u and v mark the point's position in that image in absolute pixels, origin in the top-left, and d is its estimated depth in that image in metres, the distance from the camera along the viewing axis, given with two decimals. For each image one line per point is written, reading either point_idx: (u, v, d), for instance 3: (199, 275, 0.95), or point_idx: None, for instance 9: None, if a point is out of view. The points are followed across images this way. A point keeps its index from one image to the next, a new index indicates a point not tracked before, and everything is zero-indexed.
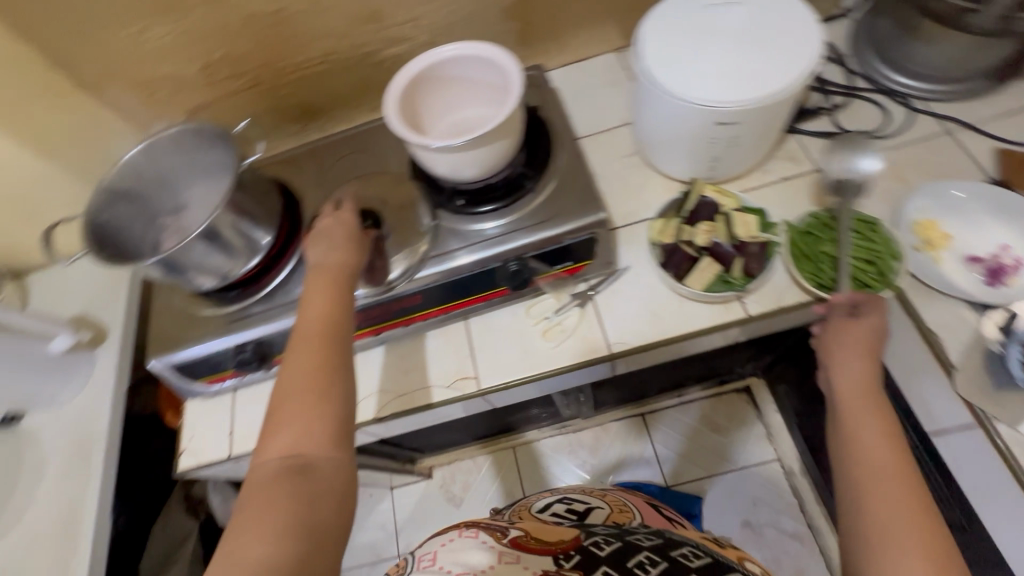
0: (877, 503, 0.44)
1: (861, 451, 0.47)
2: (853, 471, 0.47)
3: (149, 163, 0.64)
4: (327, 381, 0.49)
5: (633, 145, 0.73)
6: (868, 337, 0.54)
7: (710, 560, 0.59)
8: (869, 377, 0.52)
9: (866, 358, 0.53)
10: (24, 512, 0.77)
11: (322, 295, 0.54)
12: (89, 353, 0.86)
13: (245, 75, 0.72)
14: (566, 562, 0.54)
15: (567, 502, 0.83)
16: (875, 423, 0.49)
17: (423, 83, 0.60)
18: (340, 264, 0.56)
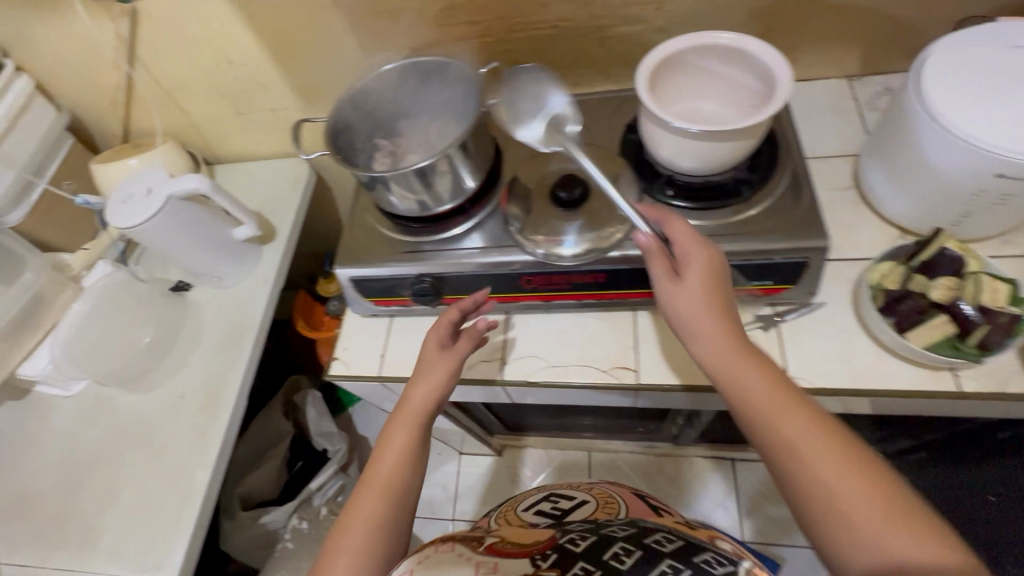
0: (859, 539, 0.39)
1: (819, 468, 0.42)
2: (813, 491, 0.42)
3: (393, 83, 0.69)
4: (390, 504, 0.54)
5: (851, 179, 0.69)
6: (691, 299, 0.51)
7: (681, 545, 0.51)
8: (729, 364, 0.49)
9: (757, 360, 0.48)
10: (177, 371, 0.85)
11: (401, 430, 0.58)
12: (257, 248, 0.93)
13: (477, 25, 0.75)
14: (543, 563, 0.48)
15: (553, 502, 0.74)
16: (809, 428, 0.44)
17: (676, 62, 0.57)
18: (422, 403, 0.59)
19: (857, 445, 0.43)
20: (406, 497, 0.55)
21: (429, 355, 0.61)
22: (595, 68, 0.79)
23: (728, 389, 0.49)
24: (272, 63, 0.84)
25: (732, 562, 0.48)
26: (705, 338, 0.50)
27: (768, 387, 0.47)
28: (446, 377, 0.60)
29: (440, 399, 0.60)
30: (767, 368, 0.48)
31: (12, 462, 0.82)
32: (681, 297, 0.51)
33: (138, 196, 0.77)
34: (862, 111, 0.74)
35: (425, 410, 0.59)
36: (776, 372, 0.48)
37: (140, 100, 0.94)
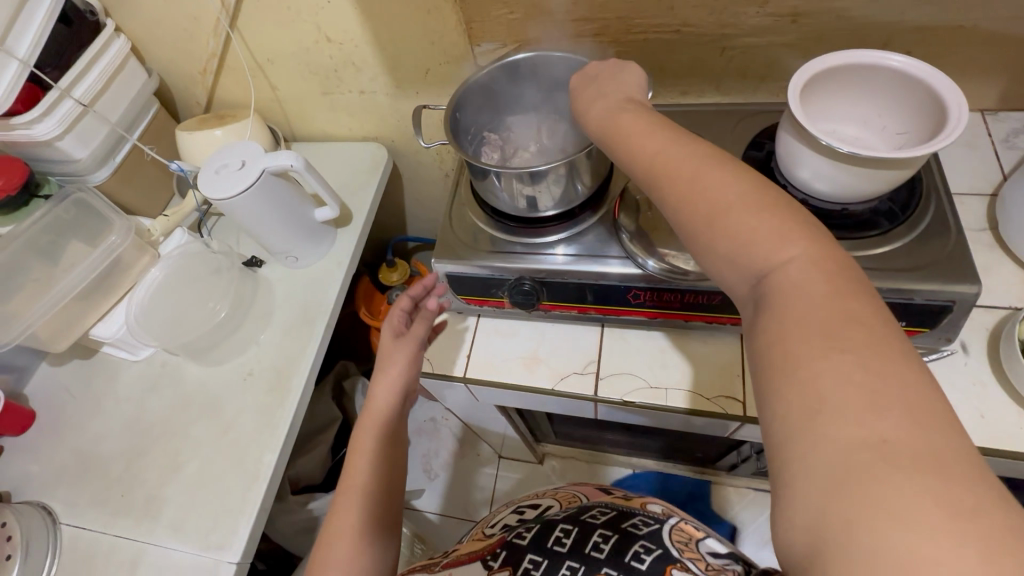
0: (824, 430, 0.30)
1: (815, 358, 0.32)
2: (799, 384, 0.32)
3: (519, 73, 0.66)
4: (371, 505, 0.54)
5: (985, 220, 0.64)
6: (702, 162, 0.41)
7: (615, 514, 0.56)
8: (719, 214, 0.39)
9: (779, 230, 0.37)
10: (247, 348, 0.84)
11: (368, 440, 0.57)
12: (333, 231, 0.92)
13: (595, 23, 0.72)
14: (496, 563, 0.54)
15: (519, 514, 0.66)
16: (812, 294, 0.34)
17: (834, 78, 0.54)
18: (387, 405, 0.60)
19: (876, 320, 0.33)
20: (391, 489, 0.57)
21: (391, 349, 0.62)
22: (709, 77, 0.75)
23: (710, 248, 0.39)
24: (371, 45, 0.82)
25: (659, 520, 0.54)
26: (717, 193, 0.39)
27: (802, 270, 0.35)
28: (405, 371, 0.61)
29: (402, 396, 0.61)
30: (794, 238, 0.37)
31: (78, 422, 0.82)
32: (704, 176, 0.40)
33: (231, 168, 0.76)
34: (997, 148, 0.69)
35: (389, 410, 0.59)
36: (798, 254, 0.36)
37: (230, 71, 0.93)
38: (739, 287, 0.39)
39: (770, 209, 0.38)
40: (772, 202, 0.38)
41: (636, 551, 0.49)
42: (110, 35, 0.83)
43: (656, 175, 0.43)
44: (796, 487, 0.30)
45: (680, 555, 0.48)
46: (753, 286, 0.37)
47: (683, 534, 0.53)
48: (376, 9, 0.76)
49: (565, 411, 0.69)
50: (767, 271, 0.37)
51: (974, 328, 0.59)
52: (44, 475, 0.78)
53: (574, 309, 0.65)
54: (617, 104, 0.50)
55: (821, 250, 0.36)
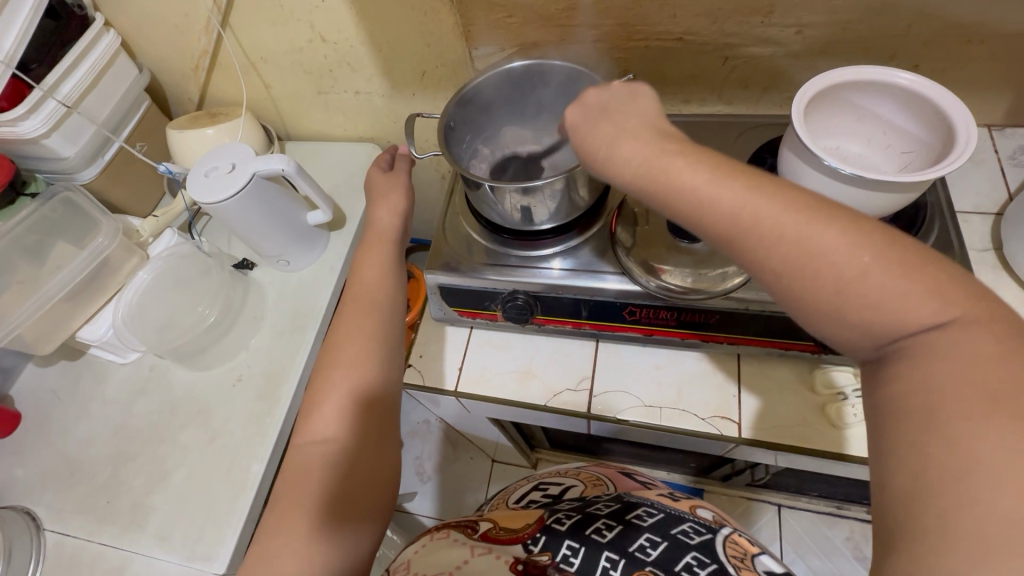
0: (979, 502, 0.29)
1: (972, 425, 0.30)
2: (948, 453, 0.30)
3: (516, 81, 0.64)
4: (374, 314, 0.61)
5: (989, 240, 0.63)
6: (810, 217, 0.36)
7: (663, 517, 0.50)
8: (843, 276, 0.35)
9: (929, 291, 0.33)
10: (236, 354, 0.83)
11: (375, 253, 0.66)
12: (326, 234, 0.90)
13: (595, 29, 0.70)
14: (535, 547, 0.48)
15: (543, 491, 0.64)
16: (961, 360, 0.32)
17: (837, 93, 0.52)
18: (389, 226, 0.68)
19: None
20: (391, 298, 0.63)
21: (383, 187, 0.70)
22: (711, 86, 0.74)
23: (823, 311, 0.36)
24: (367, 45, 0.80)
25: (709, 530, 0.48)
26: (834, 252, 0.35)
27: (959, 338, 0.32)
28: (401, 201, 0.70)
29: (404, 221, 0.69)
30: (940, 298, 0.33)
31: (65, 425, 0.80)
32: (811, 237, 0.35)
33: (221, 171, 0.74)
34: (1003, 165, 0.68)
35: (393, 229, 0.68)
36: (947, 322, 0.33)
37: (222, 68, 0.91)
38: (863, 348, 0.36)
39: (914, 267, 0.34)
40: (915, 261, 0.34)
41: (688, 563, 0.43)
42: (99, 31, 0.81)
43: (743, 238, 0.38)
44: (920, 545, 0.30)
45: (738, 573, 0.42)
46: (882, 347, 0.35)
47: (737, 547, 0.46)
48: (372, 9, 0.74)
49: (558, 424, 0.68)
50: (906, 336, 0.34)
51: None
52: (29, 480, 0.77)
53: (568, 324, 0.64)
54: (661, 138, 0.43)
55: (984, 315, 0.33)
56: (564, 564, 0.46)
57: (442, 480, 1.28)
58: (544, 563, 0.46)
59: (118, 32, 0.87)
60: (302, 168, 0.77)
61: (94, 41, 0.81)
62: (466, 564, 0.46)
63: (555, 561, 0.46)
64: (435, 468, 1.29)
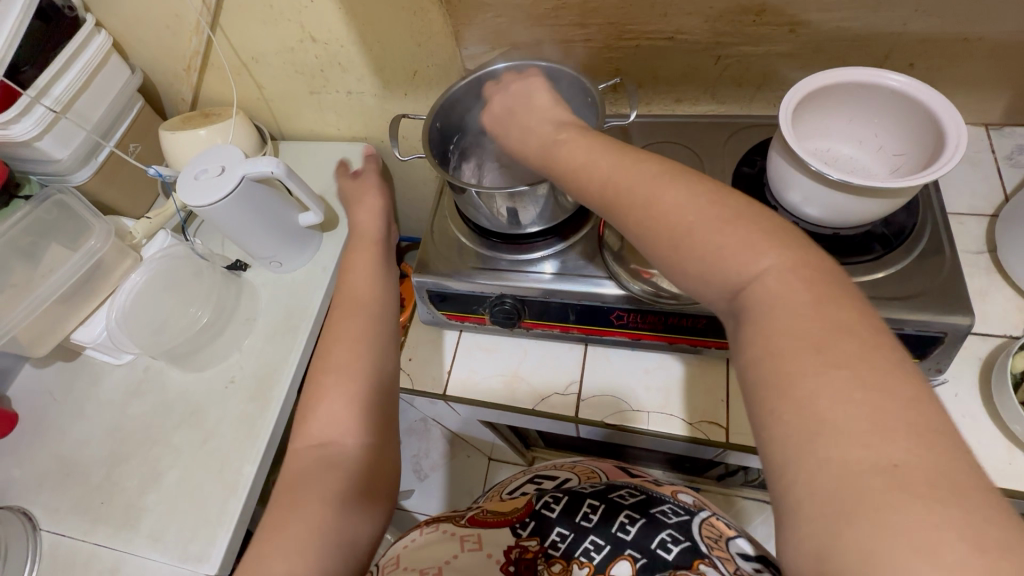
0: (830, 457, 0.30)
1: (803, 373, 0.32)
2: (791, 410, 0.31)
3: (503, 82, 0.64)
4: (368, 311, 0.62)
5: (984, 243, 0.62)
6: (676, 193, 0.41)
7: (644, 498, 0.50)
8: (680, 233, 0.39)
9: (752, 243, 0.37)
10: (228, 355, 0.83)
11: (363, 254, 0.68)
12: (319, 235, 0.90)
13: (586, 28, 0.69)
14: (524, 532, 0.48)
15: (535, 485, 0.60)
16: (790, 309, 0.34)
17: (825, 95, 0.51)
18: (373, 231, 0.71)
19: (861, 330, 0.33)
20: (384, 296, 0.64)
21: (362, 198, 0.74)
22: (703, 85, 0.73)
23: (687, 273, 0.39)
24: (357, 45, 0.79)
25: (689, 511, 0.48)
26: (674, 215, 0.40)
27: (776, 283, 0.35)
28: (379, 200, 0.75)
29: (385, 222, 0.74)
30: (765, 250, 0.37)
31: (60, 426, 0.81)
32: (659, 202, 0.41)
33: (211, 173, 0.74)
34: (1000, 165, 0.67)
35: (378, 228, 0.72)
36: (772, 264, 0.36)
37: (214, 69, 0.90)
38: (719, 302, 0.39)
39: (740, 222, 0.38)
40: (735, 213, 0.38)
41: (662, 540, 0.44)
42: (90, 32, 0.81)
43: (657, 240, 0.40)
44: (802, 518, 0.30)
45: (709, 552, 0.43)
46: (730, 299, 0.37)
47: (713, 529, 0.47)
48: (361, 10, 0.74)
49: (548, 428, 0.68)
50: (741, 286, 0.37)
51: (967, 358, 0.57)
52: (25, 481, 0.77)
53: (557, 328, 0.63)
54: (555, 130, 0.52)
55: (797, 261, 0.36)
56: (551, 551, 0.46)
57: (439, 478, 1.28)
58: (533, 552, 0.46)
59: (110, 33, 0.87)
60: (291, 169, 0.77)
61: (85, 43, 0.81)
62: (456, 559, 0.45)
63: (543, 549, 0.46)
64: (432, 467, 1.29)
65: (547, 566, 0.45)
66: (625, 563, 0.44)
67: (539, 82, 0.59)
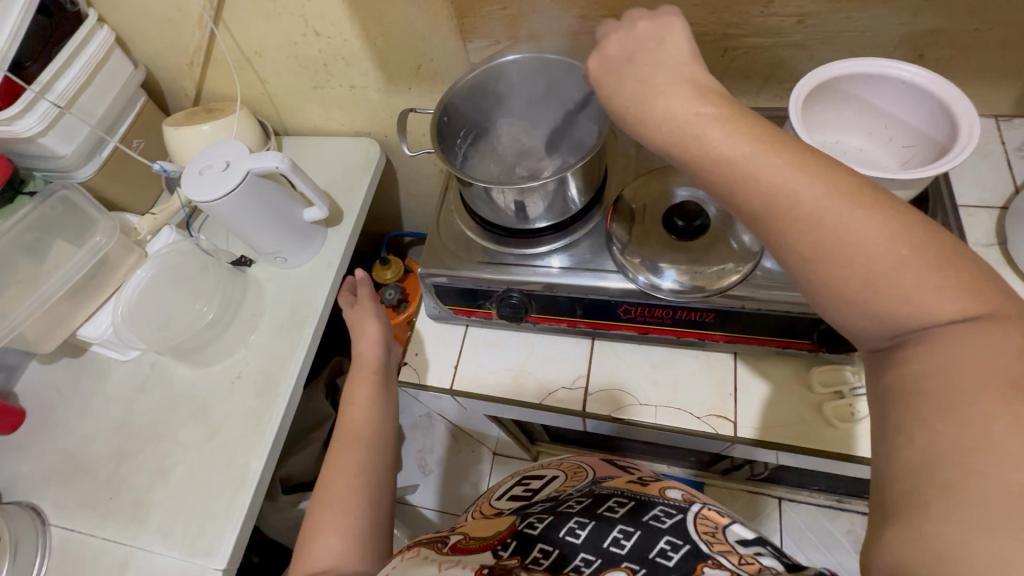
0: (978, 475, 0.28)
1: (988, 421, 0.29)
2: (952, 426, 0.30)
3: (510, 75, 0.63)
4: (369, 449, 0.58)
5: (993, 235, 0.62)
6: (850, 205, 0.36)
7: (635, 505, 0.48)
8: (876, 267, 0.34)
9: (946, 286, 0.33)
10: (234, 351, 0.83)
11: (364, 385, 0.62)
12: (323, 231, 0.90)
13: (592, 20, 0.69)
14: (505, 552, 0.44)
15: (523, 486, 0.62)
16: (972, 350, 0.32)
17: (836, 86, 0.51)
18: (373, 353, 0.65)
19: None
20: (386, 433, 0.61)
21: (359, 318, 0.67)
22: (710, 78, 0.72)
23: (845, 299, 0.36)
24: (361, 39, 0.79)
25: (681, 509, 0.47)
26: (861, 233, 0.35)
27: (970, 333, 0.32)
28: (381, 324, 0.66)
29: (386, 345, 0.66)
30: (964, 295, 0.33)
31: (67, 422, 0.81)
32: (831, 213, 0.36)
33: (216, 169, 0.74)
34: (1009, 157, 0.66)
35: (379, 357, 0.64)
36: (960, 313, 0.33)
37: (217, 63, 0.90)
38: (876, 338, 0.36)
39: (946, 264, 0.34)
40: (941, 257, 0.34)
41: (662, 548, 0.42)
42: (93, 26, 0.80)
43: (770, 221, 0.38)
44: (919, 517, 0.29)
45: (711, 549, 0.42)
46: (894, 337, 0.35)
47: (709, 522, 0.46)
48: (365, 4, 0.73)
49: (554, 423, 0.68)
50: (911, 327, 0.34)
51: None
52: (34, 475, 0.78)
53: (563, 322, 0.63)
54: (662, 113, 0.41)
55: (998, 313, 0.33)
56: (533, 564, 0.41)
57: (442, 472, 1.28)
58: (512, 565, 0.41)
59: (112, 27, 0.86)
60: (296, 164, 0.76)
61: (88, 38, 0.80)
62: None
63: (524, 562, 0.42)
64: (436, 461, 1.29)
65: (527, 573, 0.40)
66: (621, 574, 0.40)
67: (678, 28, 0.45)
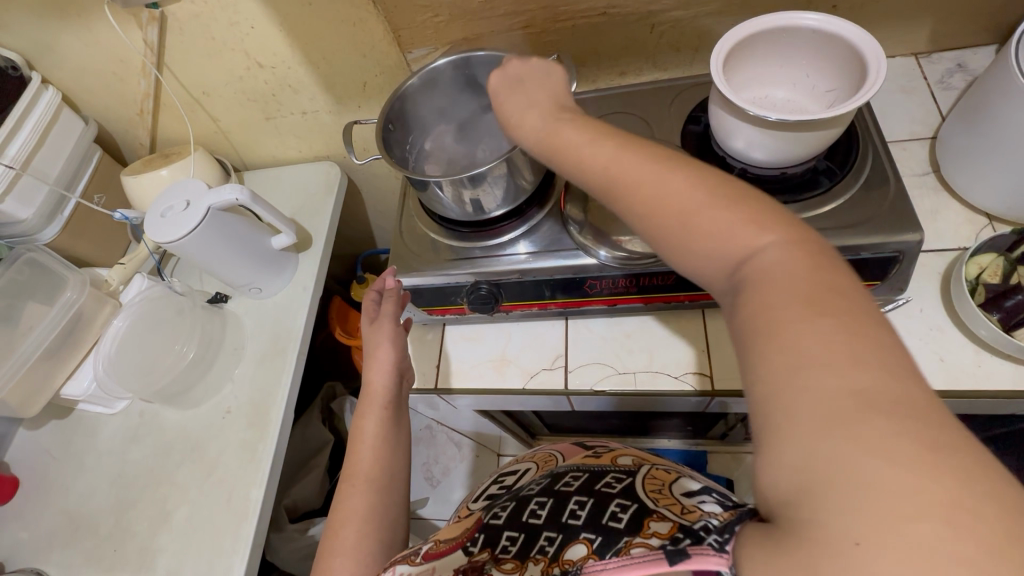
0: (808, 391, 0.27)
1: (802, 338, 0.28)
2: (777, 354, 0.29)
3: (447, 77, 0.66)
4: (378, 488, 0.57)
5: (930, 164, 0.65)
6: (668, 164, 0.37)
7: (588, 476, 0.49)
8: (689, 214, 0.34)
9: (749, 218, 0.33)
10: (224, 384, 0.84)
11: (372, 420, 0.60)
12: (295, 255, 0.91)
13: (522, 15, 0.71)
14: (475, 548, 0.46)
15: (498, 484, 0.62)
16: (781, 273, 0.31)
17: (748, 45, 0.54)
18: (383, 384, 0.62)
19: (854, 293, 0.30)
20: (394, 472, 0.58)
21: (370, 341, 0.64)
22: (643, 55, 0.75)
23: (678, 249, 0.35)
24: (303, 65, 0.80)
25: (630, 473, 0.47)
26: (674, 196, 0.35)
27: (777, 258, 0.32)
28: (393, 350, 0.63)
29: (397, 374, 0.63)
30: (761, 225, 0.33)
31: (62, 483, 0.81)
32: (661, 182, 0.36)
33: (177, 209, 0.75)
34: (934, 90, 0.70)
35: (389, 388, 0.61)
36: (774, 240, 0.32)
37: (167, 109, 0.91)
38: (715, 280, 0.35)
39: (735, 202, 0.34)
40: (741, 194, 0.35)
41: (613, 512, 0.41)
42: (38, 88, 0.81)
43: (615, 191, 0.38)
44: (774, 446, 0.27)
45: (656, 505, 0.40)
46: (729, 277, 0.33)
47: (656, 480, 0.46)
48: (301, 29, 0.74)
49: (540, 407, 0.70)
50: (739, 262, 0.33)
51: (925, 275, 0.59)
52: (35, 541, 0.77)
53: (535, 306, 0.65)
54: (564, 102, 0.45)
55: (797, 236, 0.33)
56: (503, 554, 0.44)
57: (451, 481, 1.27)
58: (483, 560, 0.44)
59: (58, 87, 0.87)
60: (256, 194, 0.77)
61: (34, 100, 0.81)
62: None
63: (494, 554, 0.44)
64: (443, 471, 1.28)
65: (496, 567, 0.43)
66: (580, 546, 0.39)
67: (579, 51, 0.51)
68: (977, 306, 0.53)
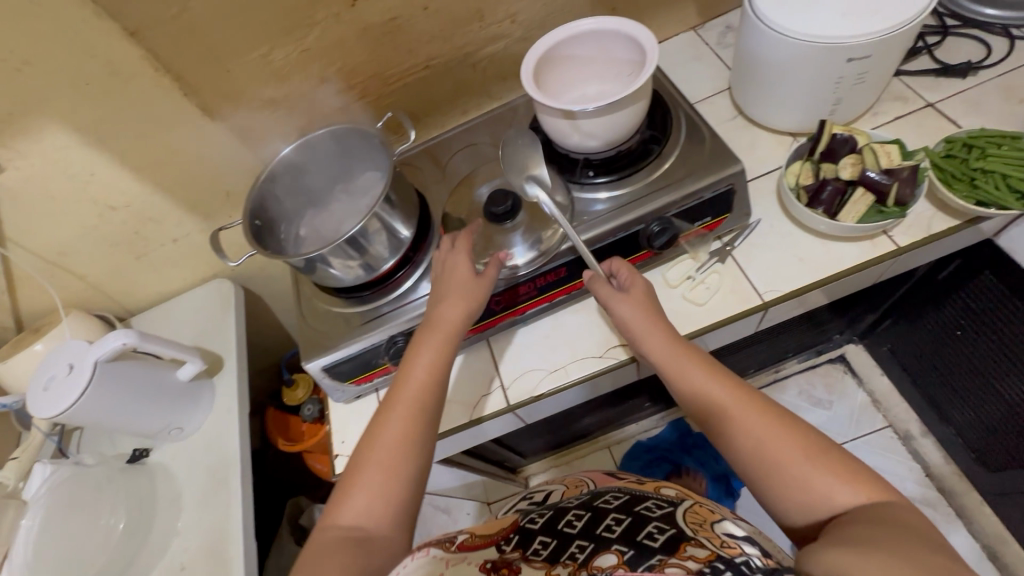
0: (882, 550, 0.34)
1: (886, 537, 0.36)
2: (865, 535, 0.36)
3: (300, 161, 0.69)
4: (425, 421, 0.52)
5: (734, 108, 0.76)
6: (772, 414, 0.47)
7: (628, 498, 0.52)
8: (788, 464, 0.44)
9: (848, 485, 0.42)
10: (169, 544, 0.77)
11: (430, 350, 0.55)
12: (208, 382, 0.87)
13: (355, 87, 0.77)
14: (507, 547, 0.50)
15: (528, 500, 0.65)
16: (875, 517, 0.39)
17: (548, 59, 0.61)
18: (454, 324, 0.57)
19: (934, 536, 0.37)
20: (439, 411, 0.54)
21: (457, 278, 0.59)
22: (476, 91, 0.83)
23: (771, 482, 0.45)
24: (159, 194, 0.79)
25: (674, 503, 0.50)
26: (773, 441, 0.45)
27: (873, 515, 0.39)
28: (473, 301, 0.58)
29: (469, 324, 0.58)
30: (866, 495, 0.41)
31: None
32: (767, 429, 0.46)
33: (60, 376, 0.71)
34: (716, 51, 0.82)
35: (457, 332, 0.57)
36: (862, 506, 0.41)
37: (24, 282, 0.85)
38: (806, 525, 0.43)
39: (838, 465, 0.43)
40: (857, 472, 0.43)
41: (649, 531, 0.44)
42: None
43: (728, 421, 0.48)
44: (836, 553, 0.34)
45: (694, 532, 0.43)
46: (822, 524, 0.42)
47: (698, 514, 0.47)
48: (147, 161, 0.75)
49: (494, 433, 0.71)
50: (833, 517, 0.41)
51: (765, 196, 0.68)
52: None
53: None
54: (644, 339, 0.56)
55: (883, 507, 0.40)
56: (533, 554, 0.48)
57: None
58: (514, 557, 0.48)
59: None
60: (145, 332, 0.74)
61: None
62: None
63: (525, 553, 0.48)
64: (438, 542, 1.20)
65: (526, 563, 0.46)
66: (610, 555, 0.42)
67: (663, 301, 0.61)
68: (806, 207, 0.62)
